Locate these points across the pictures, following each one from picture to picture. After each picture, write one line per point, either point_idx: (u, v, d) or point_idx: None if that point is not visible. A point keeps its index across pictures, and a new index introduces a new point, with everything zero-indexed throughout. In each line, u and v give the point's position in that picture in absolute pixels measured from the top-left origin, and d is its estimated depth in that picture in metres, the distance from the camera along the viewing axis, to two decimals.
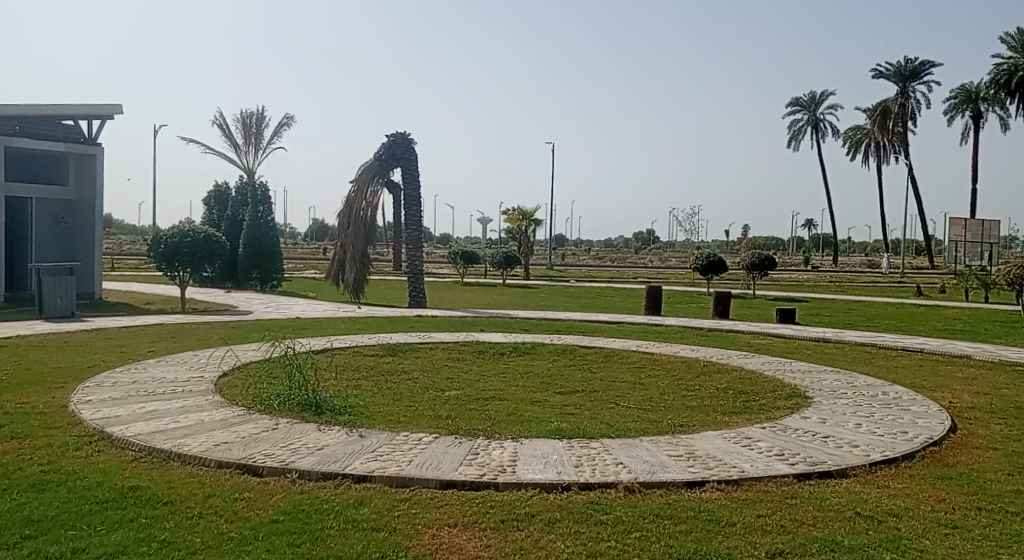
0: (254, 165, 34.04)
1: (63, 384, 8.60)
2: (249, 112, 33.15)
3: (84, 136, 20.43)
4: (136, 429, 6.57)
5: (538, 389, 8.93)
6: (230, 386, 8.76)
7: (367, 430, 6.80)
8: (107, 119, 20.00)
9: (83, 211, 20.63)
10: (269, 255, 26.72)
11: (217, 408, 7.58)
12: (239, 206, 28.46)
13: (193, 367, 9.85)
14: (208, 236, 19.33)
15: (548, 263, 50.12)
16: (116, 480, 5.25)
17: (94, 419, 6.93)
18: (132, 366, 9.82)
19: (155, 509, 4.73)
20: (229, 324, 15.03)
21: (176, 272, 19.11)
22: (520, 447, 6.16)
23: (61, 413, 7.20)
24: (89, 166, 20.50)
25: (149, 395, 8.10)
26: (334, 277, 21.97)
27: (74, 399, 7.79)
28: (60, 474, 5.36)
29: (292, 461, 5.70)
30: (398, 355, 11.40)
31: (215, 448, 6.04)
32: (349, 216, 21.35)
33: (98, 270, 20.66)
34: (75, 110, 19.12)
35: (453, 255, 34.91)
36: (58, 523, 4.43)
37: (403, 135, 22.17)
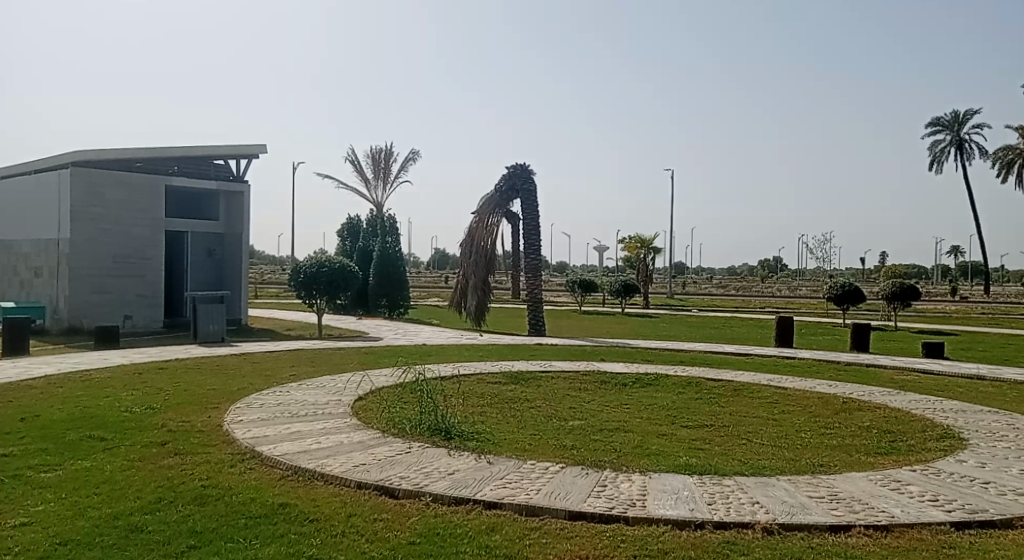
0: (383, 199, 35.63)
1: (217, 404, 9.28)
2: (378, 148, 34.83)
3: (233, 175, 22.15)
4: (283, 449, 6.99)
5: (663, 422, 8.75)
6: (365, 409, 9.14)
7: (494, 457, 6.91)
8: (252, 159, 21.60)
9: (230, 244, 22.27)
10: (396, 283, 27.76)
11: (355, 430, 7.94)
12: (370, 238, 29.81)
13: (331, 390, 10.35)
14: (342, 266, 20.35)
15: (670, 291, 49.20)
16: (267, 497, 5.60)
17: (246, 438, 7.43)
18: (276, 389, 10.44)
19: (302, 525, 5.01)
20: (361, 350, 15.69)
21: (312, 301, 20.20)
22: (649, 481, 6.06)
23: (218, 431, 7.78)
24: (236, 202, 22.13)
25: (294, 416, 8.59)
26: (456, 305, 22.42)
27: (227, 418, 8.39)
28: (218, 489, 5.79)
29: (426, 484, 5.87)
30: (521, 383, 11.48)
31: (353, 469, 6.32)
32: (470, 245, 21.88)
33: (245, 298, 22.07)
34: (225, 151, 20.81)
35: (573, 283, 34.92)
36: (218, 535, 4.78)
37: (522, 166, 22.61)
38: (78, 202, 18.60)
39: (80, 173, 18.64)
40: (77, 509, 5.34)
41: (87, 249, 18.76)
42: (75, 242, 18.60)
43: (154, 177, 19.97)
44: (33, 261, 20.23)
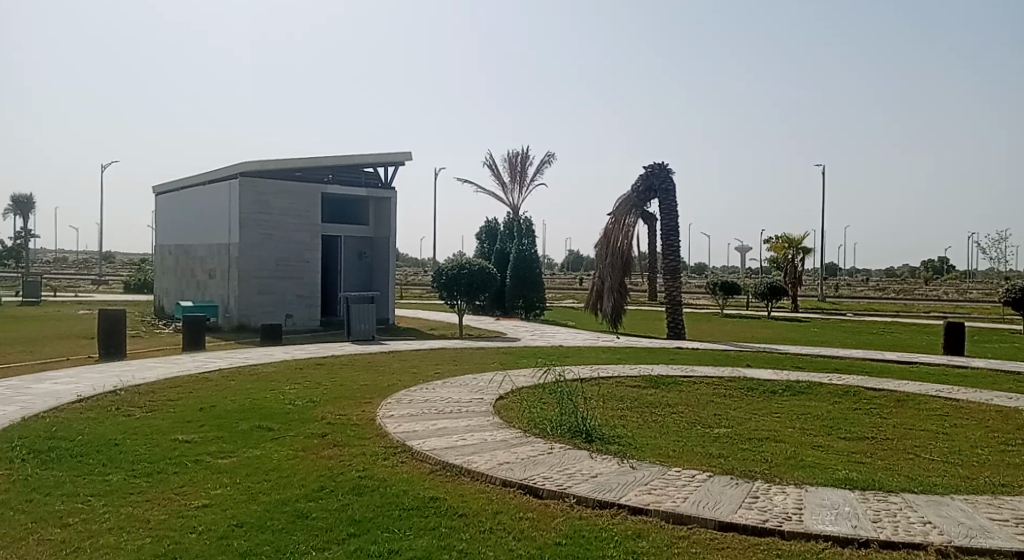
0: (519, 202, 36.12)
1: (369, 399, 9.76)
2: (515, 152, 35.35)
3: (381, 181, 23.21)
4: (430, 444, 7.24)
5: (817, 433, 8.29)
6: (507, 408, 9.30)
7: (638, 462, 6.81)
8: (398, 166, 22.55)
9: (379, 247, 23.39)
10: (533, 284, 28.11)
11: (498, 429, 8.09)
12: (507, 240, 30.32)
13: (474, 389, 10.61)
14: (482, 268, 20.82)
15: (821, 294, 46.55)
16: (418, 490, 5.82)
17: (397, 432, 7.76)
18: (423, 386, 10.83)
19: (452, 519, 5.16)
20: (500, 350, 15.96)
21: (454, 302, 20.81)
22: (804, 494, 5.75)
23: (371, 425, 8.18)
24: (384, 207, 23.18)
25: (440, 413, 8.88)
26: (593, 307, 22.31)
27: (379, 413, 8.80)
28: (373, 480, 6.08)
29: (570, 486, 5.88)
30: (662, 388, 11.25)
31: (498, 467, 6.44)
32: (607, 247, 21.71)
33: (392, 299, 23.07)
34: (374, 159, 21.85)
35: (714, 286, 33.84)
36: (375, 524, 5.02)
37: (660, 165, 22.18)
38: (246, 210, 20.19)
39: (248, 183, 20.23)
40: (250, 493, 5.78)
41: (253, 253, 20.33)
42: (243, 246, 20.21)
43: (310, 185, 21.30)
44: (208, 264, 22.17)
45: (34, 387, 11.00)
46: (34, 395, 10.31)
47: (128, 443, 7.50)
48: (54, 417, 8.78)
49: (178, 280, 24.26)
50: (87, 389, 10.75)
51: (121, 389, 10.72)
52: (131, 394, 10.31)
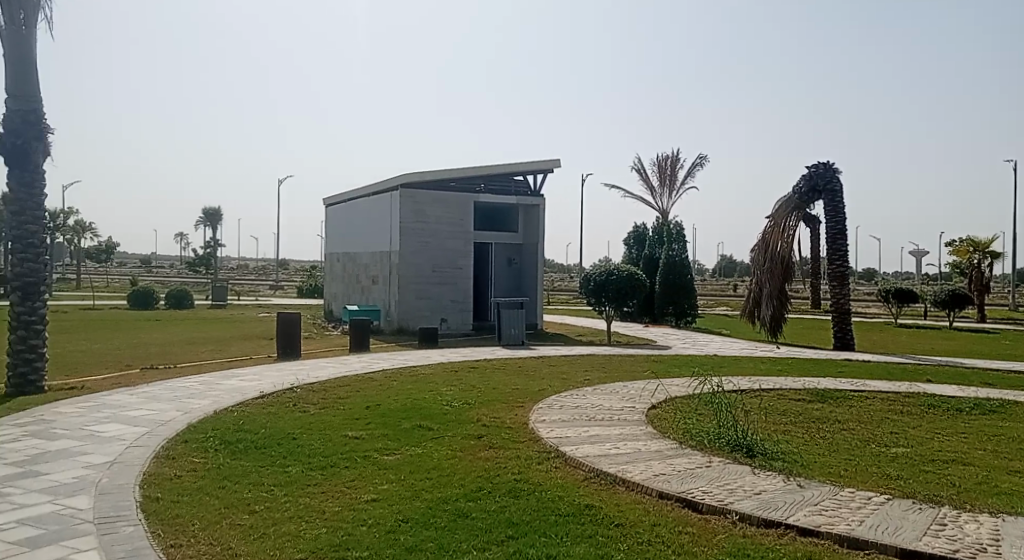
0: (669, 206, 35.37)
1: (522, 403, 9.88)
2: (664, 156, 34.65)
3: (531, 189, 23.49)
4: (584, 451, 7.21)
5: (1013, 458, 7.45)
6: (661, 418, 9.09)
7: (805, 481, 6.41)
8: (548, 173, 22.74)
9: (529, 254, 23.71)
10: (684, 291, 27.39)
11: (653, 439, 7.92)
12: (657, 246, 29.66)
13: (626, 397, 10.46)
14: (631, 275, 20.51)
15: (1013, 302, 41.91)
16: (574, 497, 5.79)
17: (550, 438, 7.80)
18: (574, 392, 10.83)
19: (609, 528, 5.09)
20: (652, 358, 15.64)
21: (603, 308, 20.70)
22: (1003, 525, 5.17)
23: (524, 429, 8.28)
24: (533, 214, 23.43)
25: (592, 420, 8.83)
26: (749, 315, 21.45)
27: (532, 418, 8.89)
28: (529, 484, 6.14)
29: (731, 502, 5.64)
30: (828, 402, 10.56)
31: (655, 478, 6.29)
32: (765, 253, 20.71)
33: (542, 304, 23.28)
34: (523, 167, 22.17)
35: (886, 293, 31.40)
36: (533, 528, 5.05)
37: (827, 164, 20.68)
38: (406, 219, 21.18)
39: (407, 194, 21.23)
40: (414, 490, 6.01)
41: (411, 260, 21.27)
42: (403, 253, 21.20)
43: (463, 194, 21.94)
44: (370, 271, 23.45)
45: (223, 383, 12.09)
46: (224, 390, 11.32)
47: (303, 437, 8.05)
48: (241, 411, 9.60)
49: (344, 285, 25.85)
50: (268, 386, 11.67)
51: (297, 386, 11.54)
52: (306, 391, 11.08)
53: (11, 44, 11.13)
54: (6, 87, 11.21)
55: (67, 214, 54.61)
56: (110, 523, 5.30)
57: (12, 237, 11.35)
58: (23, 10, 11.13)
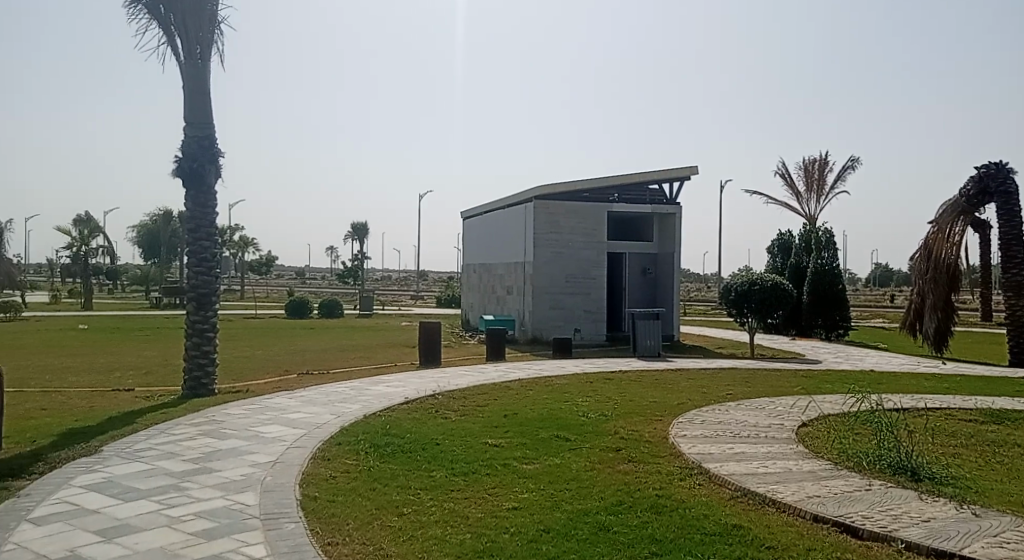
0: (817, 212, 33.58)
1: (661, 417, 9.67)
2: (811, 159, 32.96)
3: (667, 197, 22.99)
4: (729, 468, 6.94)
5: None
6: (812, 437, 8.60)
7: (982, 509, 5.83)
8: (684, 180, 22.19)
9: (664, 263, 23.21)
10: (836, 303, 25.93)
11: (804, 458, 7.50)
12: (804, 254, 28.24)
13: (773, 413, 9.99)
14: (775, 284, 19.58)
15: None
16: (720, 515, 5.59)
17: (693, 453, 7.57)
18: (716, 407, 10.46)
19: (758, 550, 4.86)
20: (800, 373, 14.84)
21: (745, 319, 19.92)
22: None
23: (665, 443, 8.10)
24: (669, 223, 22.91)
25: (736, 436, 8.49)
26: (909, 328, 19.90)
27: (672, 432, 8.68)
28: (672, 500, 5.98)
29: (896, 528, 5.24)
30: (1005, 424, 9.58)
31: (808, 500, 5.95)
32: (928, 262, 19.14)
33: (678, 315, 22.68)
34: (658, 175, 21.77)
35: None
36: (677, 546, 4.91)
37: (1001, 164, 18.74)
38: (540, 229, 21.40)
39: (541, 205, 21.46)
40: (554, 500, 6.02)
41: (546, 270, 21.44)
42: (537, 263, 21.42)
43: (597, 204, 21.84)
44: (505, 281, 23.82)
45: (371, 389, 12.67)
46: (372, 396, 11.87)
47: (446, 443, 8.28)
48: (388, 416, 10.01)
49: (480, 295, 26.42)
50: (412, 393, 12.11)
51: (438, 393, 11.89)
52: (447, 398, 11.39)
53: (189, 76, 12.29)
54: (185, 115, 12.38)
55: (233, 230, 59.38)
56: (274, 518, 5.69)
57: (189, 253, 12.47)
58: (200, 45, 12.28)
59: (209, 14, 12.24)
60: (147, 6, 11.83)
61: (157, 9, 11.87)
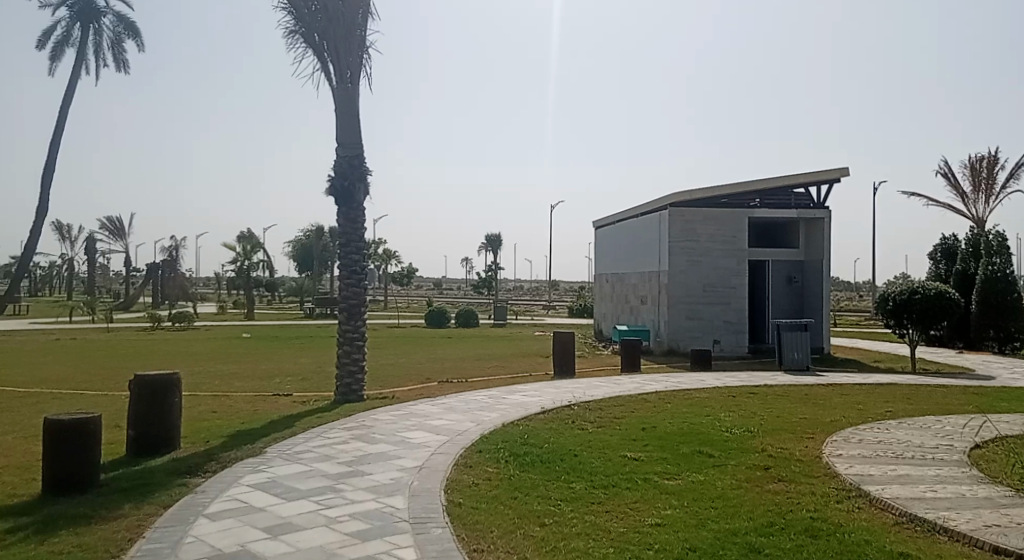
0: (987, 214, 30.77)
1: (813, 434, 9.15)
2: (979, 156, 30.29)
3: (814, 201, 21.86)
4: (892, 492, 6.45)
5: None
6: (987, 460, 7.83)
7: None
8: (833, 183, 21.02)
9: (811, 271, 22.04)
10: (1011, 312, 23.62)
11: (979, 484, 6.84)
12: (971, 259, 25.93)
13: (940, 434, 9.20)
14: (939, 293, 18.10)
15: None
16: (884, 542, 5.19)
17: (849, 474, 7.10)
18: (874, 425, 9.78)
19: None
20: (971, 390, 13.58)
21: (904, 331, 18.53)
22: None
23: (818, 463, 7.65)
24: (816, 229, 21.76)
25: (899, 457, 7.89)
26: None
27: (825, 451, 8.19)
28: (828, 523, 5.63)
29: None
30: None
31: (986, 530, 5.42)
32: None
33: (828, 326, 21.42)
34: (805, 178, 20.76)
35: None
36: None
37: None
38: (676, 237, 21.01)
39: (678, 213, 21.04)
40: (700, 518, 5.83)
41: (683, 279, 20.95)
42: (673, 271, 21.01)
43: (737, 210, 21.11)
44: (641, 290, 23.47)
45: (509, 398, 12.85)
46: (510, 405, 12.03)
47: (586, 455, 8.23)
48: (527, 425, 10.10)
49: (615, 305, 26.18)
50: (549, 403, 12.16)
51: (576, 404, 11.87)
52: (585, 409, 11.35)
53: (341, 99, 13.06)
54: (337, 135, 13.16)
55: (377, 243, 62.31)
56: (422, 523, 5.87)
57: (341, 265, 13.18)
58: (350, 69, 13.03)
59: (359, 39, 12.98)
60: (304, 36, 12.74)
61: (313, 38, 12.75)
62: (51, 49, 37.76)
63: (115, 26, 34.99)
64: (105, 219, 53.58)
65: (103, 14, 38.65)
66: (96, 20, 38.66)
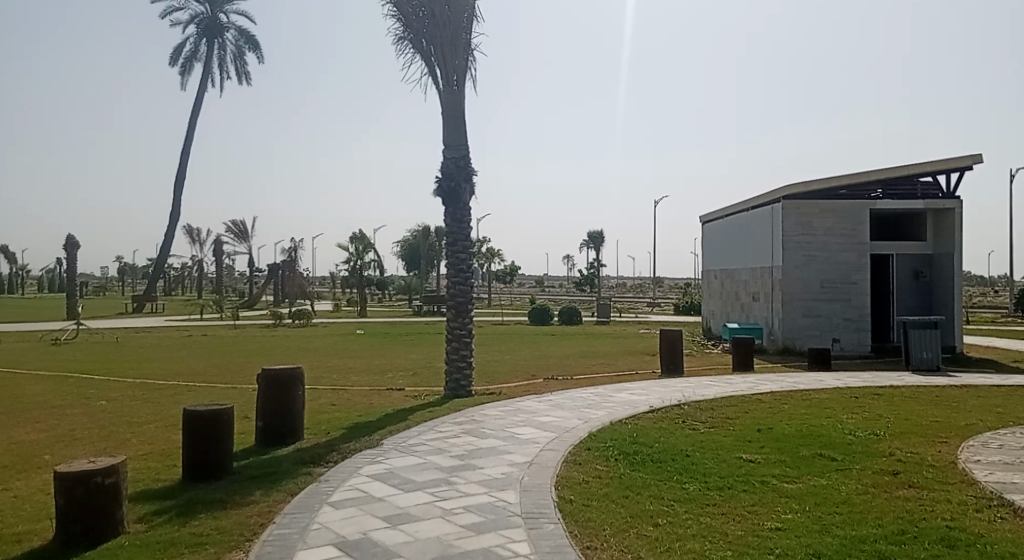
0: None
1: (946, 438, 8.58)
2: None
3: (943, 191, 20.47)
4: None
5: None
6: None
7: None
8: (965, 171, 19.62)
9: (941, 265, 20.66)
10: None
11: None
12: None
13: None
14: None
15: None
16: None
17: (990, 482, 6.61)
18: (1016, 430, 9.06)
19: None
20: None
21: None
22: None
23: (953, 468, 7.18)
24: (946, 220, 20.37)
25: None
26: None
27: (960, 456, 7.67)
28: (967, 533, 5.27)
29: None
30: None
31: None
32: None
33: (960, 323, 20.00)
34: (932, 167, 19.48)
35: None
36: None
37: None
38: (790, 231, 20.21)
39: (792, 206, 20.23)
40: (823, 524, 5.59)
41: (798, 275, 20.11)
42: (788, 267, 20.21)
43: (857, 202, 20.07)
44: (752, 287, 22.71)
45: (616, 396, 12.75)
46: (618, 403, 11.92)
47: (699, 455, 8.06)
48: (636, 424, 9.99)
49: (724, 301, 25.45)
50: (658, 401, 11.98)
51: (686, 403, 11.63)
52: (695, 409, 11.09)
53: (447, 101, 13.32)
54: (444, 137, 13.44)
55: (482, 242, 63.20)
56: (534, 519, 5.90)
57: (448, 264, 13.46)
58: (456, 72, 13.28)
59: (464, 43, 13.22)
60: (412, 42, 13.10)
61: (421, 44, 13.08)
62: (181, 64, 40.54)
63: (236, 40, 37.16)
64: (230, 223, 56.97)
65: (226, 29, 41.12)
66: (220, 35, 41.19)
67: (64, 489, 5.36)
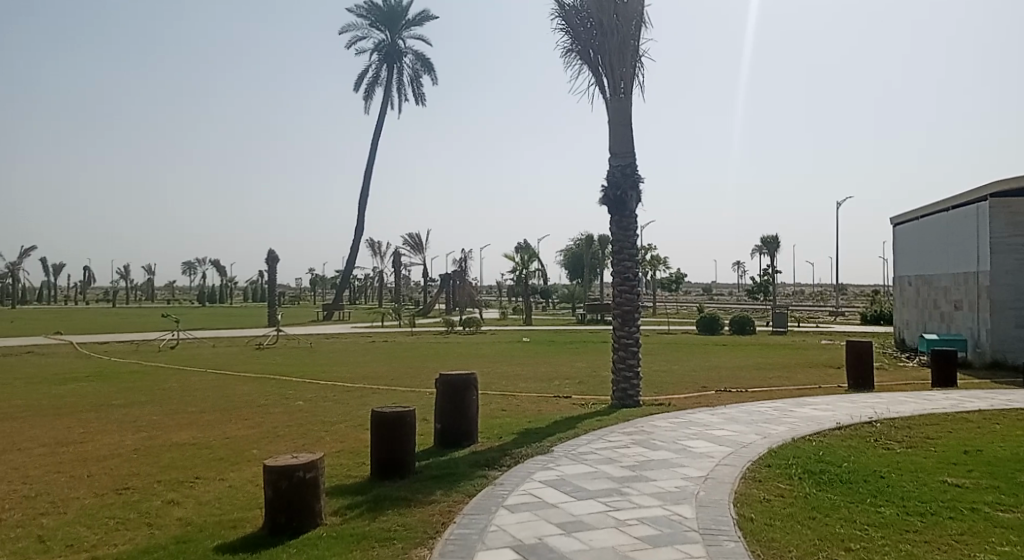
0: None
1: None
2: None
3: None
4: None
5: None
6: None
7: None
8: None
9: None
10: None
11: None
12: None
13: None
14: None
15: None
16: None
17: None
18: None
19: None
20: None
21: None
22: None
23: None
24: None
25: None
26: None
27: None
28: None
29: None
30: None
31: None
32: None
33: None
34: None
35: None
36: None
37: None
38: (1000, 232, 18.18)
39: (1001, 205, 18.22)
40: None
41: (1010, 281, 18.05)
42: (997, 272, 18.18)
43: None
44: (953, 294, 20.65)
45: (797, 411, 12.04)
46: (799, 418, 11.25)
47: (895, 477, 7.42)
48: (821, 441, 9.38)
49: (919, 310, 23.33)
50: (845, 418, 11.17)
51: (877, 420, 10.76)
52: (888, 427, 10.23)
53: (615, 110, 13.27)
54: (611, 146, 13.42)
55: (647, 250, 62.23)
56: (713, 535, 5.71)
57: (614, 272, 13.39)
58: (624, 79, 13.19)
59: (632, 49, 13.13)
60: (580, 53, 13.20)
61: (589, 54, 13.16)
62: (363, 89, 43.57)
63: (413, 63, 39.32)
64: (406, 236, 60.24)
65: (403, 53, 43.68)
66: (398, 59, 43.78)
67: (272, 481, 5.89)
